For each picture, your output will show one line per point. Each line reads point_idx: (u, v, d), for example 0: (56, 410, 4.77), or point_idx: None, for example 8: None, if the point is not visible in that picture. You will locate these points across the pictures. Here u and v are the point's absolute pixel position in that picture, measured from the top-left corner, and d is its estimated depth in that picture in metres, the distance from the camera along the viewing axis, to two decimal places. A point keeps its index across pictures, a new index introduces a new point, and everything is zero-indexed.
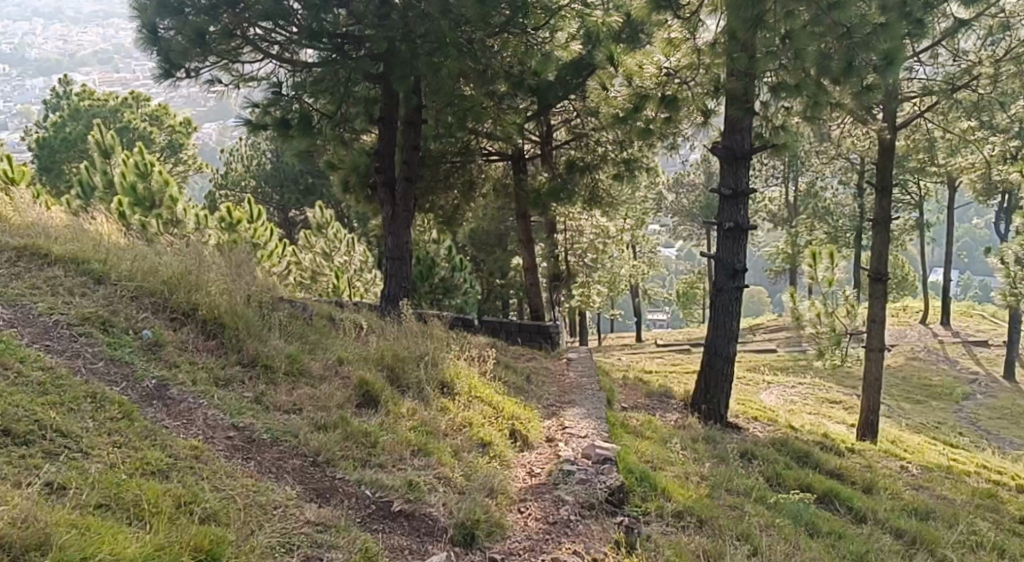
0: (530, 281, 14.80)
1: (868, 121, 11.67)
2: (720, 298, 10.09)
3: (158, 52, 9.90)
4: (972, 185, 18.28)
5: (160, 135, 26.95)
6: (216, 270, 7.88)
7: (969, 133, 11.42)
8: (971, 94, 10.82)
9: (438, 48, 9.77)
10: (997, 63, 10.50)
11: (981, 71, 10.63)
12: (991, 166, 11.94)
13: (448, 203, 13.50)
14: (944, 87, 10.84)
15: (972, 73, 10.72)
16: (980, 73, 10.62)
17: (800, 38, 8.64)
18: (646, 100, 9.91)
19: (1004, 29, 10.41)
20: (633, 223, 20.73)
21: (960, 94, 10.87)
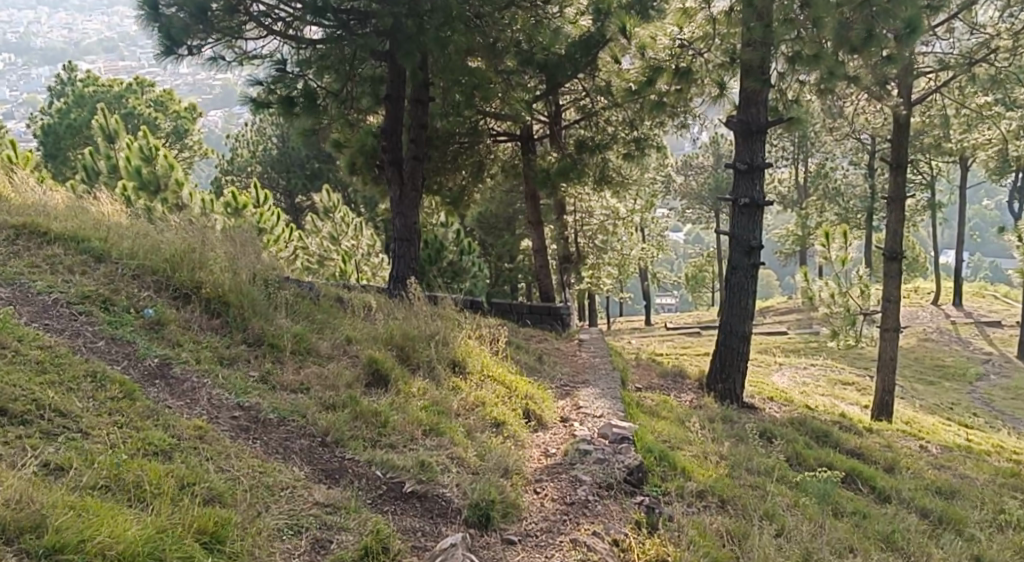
0: (540, 263, 14.61)
1: (884, 95, 11.42)
2: (735, 276, 9.88)
3: (158, 29, 9.70)
4: (987, 163, 18.01)
5: (165, 121, 26.78)
6: (220, 248, 7.70)
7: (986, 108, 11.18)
8: (988, 68, 10.49)
9: (445, 21, 9.59)
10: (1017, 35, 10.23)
11: (999, 44, 10.31)
12: (1009, 141, 11.69)
13: (457, 185, 13.29)
14: (961, 60, 10.50)
15: (989, 46, 10.39)
16: (998, 46, 10.31)
17: (818, 7, 8.48)
18: (660, 72, 9.69)
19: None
20: (643, 206, 20.49)
21: (977, 69, 10.54)
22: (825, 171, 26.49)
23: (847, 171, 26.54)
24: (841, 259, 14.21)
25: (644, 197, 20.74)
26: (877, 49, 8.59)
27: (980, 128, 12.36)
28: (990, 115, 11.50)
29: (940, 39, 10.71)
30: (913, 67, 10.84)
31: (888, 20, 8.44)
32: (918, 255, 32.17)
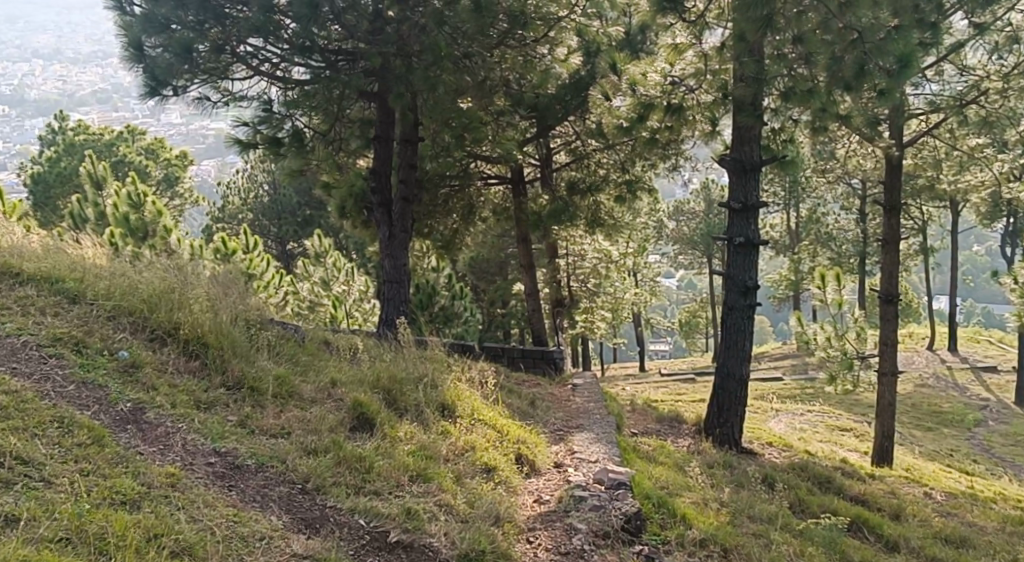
0: (532, 307, 14.38)
1: (877, 137, 11.32)
2: (731, 317, 9.67)
3: (143, 69, 9.63)
4: (979, 205, 17.94)
5: (156, 170, 26.68)
6: (202, 287, 7.46)
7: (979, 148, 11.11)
8: (980, 109, 10.34)
9: (434, 62, 9.42)
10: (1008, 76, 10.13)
11: (988, 85, 10.16)
12: (1002, 184, 11.59)
13: (447, 228, 13.10)
14: (953, 103, 10.33)
15: (979, 88, 10.25)
16: (988, 88, 10.14)
17: (812, 43, 8.26)
18: (651, 109, 9.38)
19: (1013, 43, 9.75)
20: (636, 251, 20.31)
21: (969, 111, 10.37)
22: (817, 216, 26.42)
23: (838, 217, 26.50)
24: (837, 301, 14.28)
25: (636, 242, 20.62)
26: (870, 84, 8.34)
27: (973, 170, 12.24)
28: (983, 157, 11.38)
29: (930, 81, 10.62)
30: (904, 110, 10.69)
31: (879, 59, 8.14)
32: (912, 299, 32.03)
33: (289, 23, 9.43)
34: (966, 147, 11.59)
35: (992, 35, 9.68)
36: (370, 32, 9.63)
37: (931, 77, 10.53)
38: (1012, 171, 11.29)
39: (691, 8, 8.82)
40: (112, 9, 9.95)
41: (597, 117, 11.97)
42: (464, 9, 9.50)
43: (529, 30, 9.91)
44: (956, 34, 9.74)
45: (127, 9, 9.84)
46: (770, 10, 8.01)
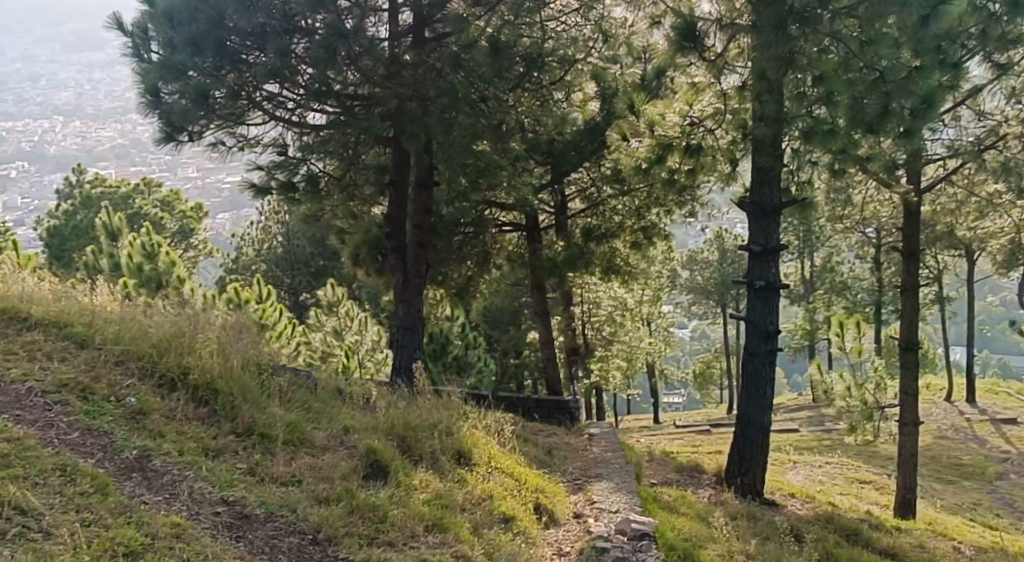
0: (547, 355, 14.21)
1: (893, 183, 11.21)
2: (753, 363, 9.48)
3: (159, 115, 9.72)
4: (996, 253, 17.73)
5: (171, 222, 26.74)
6: (213, 331, 7.31)
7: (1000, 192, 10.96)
8: (998, 156, 10.16)
9: (450, 104, 9.40)
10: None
11: (1007, 131, 10.04)
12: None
13: (462, 276, 12.97)
14: (971, 149, 10.19)
15: (997, 133, 10.14)
16: (1007, 132, 10.08)
17: (833, 82, 8.11)
18: (669, 150, 9.21)
19: None
20: (651, 300, 20.12)
21: (987, 157, 10.21)
22: (831, 265, 26.22)
23: (854, 265, 26.32)
24: (856, 349, 14.13)
25: (651, 291, 20.44)
26: (892, 125, 8.14)
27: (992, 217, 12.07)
28: (1001, 203, 11.26)
29: (946, 127, 10.49)
30: (922, 156, 10.53)
31: (903, 102, 8.04)
32: (930, 350, 31.64)
33: (307, 69, 9.43)
34: (983, 193, 11.53)
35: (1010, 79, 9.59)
36: (386, 77, 9.53)
37: (947, 123, 10.42)
38: None
39: (710, 47, 8.78)
40: (128, 55, 10.00)
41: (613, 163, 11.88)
42: (481, 53, 9.48)
43: (545, 70, 9.95)
44: (973, 80, 9.32)
45: (143, 56, 9.87)
46: (793, 47, 7.96)
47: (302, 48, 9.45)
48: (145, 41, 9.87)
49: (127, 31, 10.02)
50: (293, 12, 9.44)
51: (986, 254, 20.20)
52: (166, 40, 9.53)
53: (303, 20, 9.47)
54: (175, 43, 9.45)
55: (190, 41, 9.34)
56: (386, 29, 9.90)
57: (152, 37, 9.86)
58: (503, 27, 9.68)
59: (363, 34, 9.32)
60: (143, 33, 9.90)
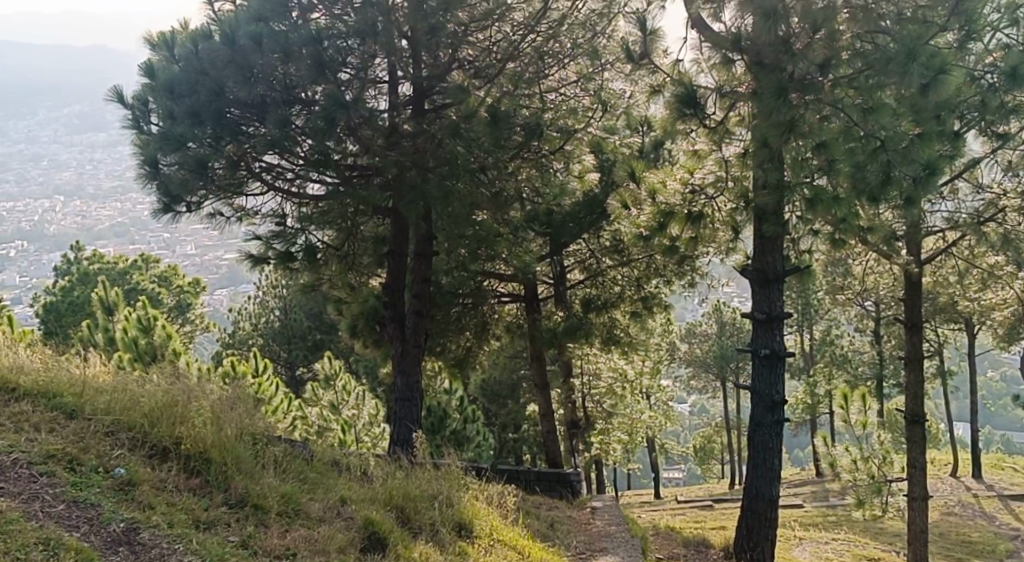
0: (547, 428, 13.98)
1: (893, 253, 11.15)
2: (759, 434, 9.29)
3: (157, 186, 9.65)
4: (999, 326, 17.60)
5: (168, 297, 26.58)
6: (205, 398, 7.11)
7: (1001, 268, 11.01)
8: (998, 228, 10.11)
9: (450, 171, 9.35)
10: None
11: (1006, 203, 9.99)
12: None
13: (460, 347, 12.79)
14: (970, 221, 10.14)
15: (996, 206, 10.08)
16: (1005, 206, 10.00)
17: (834, 148, 7.98)
18: (671, 218, 9.01)
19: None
20: (651, 372, 19.91)
21: (987, 229, 10.16)
22: (832, 338, 26.08)
23: (854, 338, 26.17)
24: (861, 422, 13.52)
25: (651, 363, 20.22)
26: (895, 192, 7.95)
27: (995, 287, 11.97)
28: (1003, 274, 11.18)
29: (945, 199, 10.46)
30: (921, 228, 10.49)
31: (905, 168, 7.89)
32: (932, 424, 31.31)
33: (304, 140, 9.37)
34: (985, 264, 11.47)
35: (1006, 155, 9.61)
36: (385, 147, 9.53)
37: (946, 195, 10.38)
38: None
39: (710, 114, 8.70)
40: (128, 126, 9.86)
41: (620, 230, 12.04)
42: (480, 123, 9.55)
43: (546, 140, 10.07)
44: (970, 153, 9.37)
45: (144, 128, 9.73)
46: (794, 114, 7.98)
47: (302, 120, 9.37)
48: (146, 112, 9.71)
49: (127, 103, 9.85)
50: (293, 83, 9.35)
51: (987, 327, 20.06)
52: (166, 111, 9.41)
53: (304, 91, 9.40)
54: (176, 115, 9.35)
55: (191, 112, 9.26)
56: (385, 99, 9.87)
57: (152, 108, 9.72)
58: (503, 97, 9.84)
59: (362, 105, 9.34)
60: (142, 105, 9.72)
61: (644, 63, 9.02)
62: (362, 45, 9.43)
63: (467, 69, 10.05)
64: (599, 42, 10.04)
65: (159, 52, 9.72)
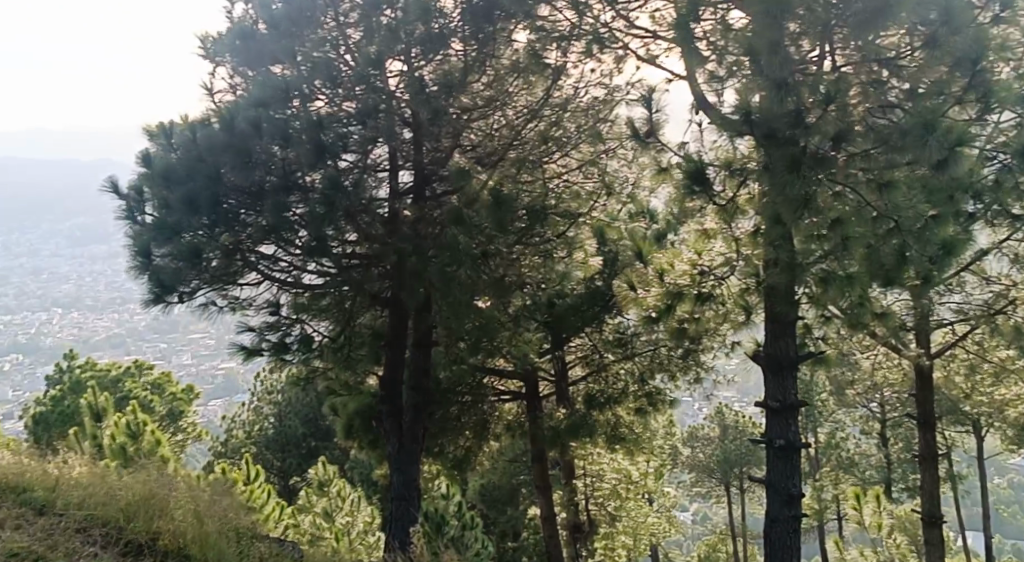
0: (548, 531, 13.39)
1: (903, 346, 10.88)
2: (774, 530, 8.87)
3: (148, 279, 9.06)
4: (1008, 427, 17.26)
5: (160, 404, 25.86)
6: (186, 490, 7.09)
7: (1010, 361, 10.84)
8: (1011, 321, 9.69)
9: (452, 256, 9.13)
10: None
11: (1017, 295, 9.74)
12: None
13: (458, 448, 12.19)
14: (982, 313, 9.86)
15: (1007, 297, 9.76)
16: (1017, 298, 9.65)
17: (850, 225, 7.76)
18: (680, 298, 8.70)
19: None
20: (656, 475, 19.31)
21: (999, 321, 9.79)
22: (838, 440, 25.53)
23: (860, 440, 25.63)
24: (877, 524, 12.49)
25: (656, 466, 19.62)
26: (909, 274, 7.81)
27: (1009, 382, 11.79)
28: (1015, 369, 10.93)
29: (954, 291, 10.26)
30: (931, 320, 10.25)
31: (922, 250, 7.72)
32: None
33: (302, 232, 9.17)
34: (997, 358, 11.23)
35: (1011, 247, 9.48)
36: (385, 234, 9.51)
37: (954, 288, 10.10)
38: None
39: (720, 192, 8.30)
40: (122, 218, 9.29)
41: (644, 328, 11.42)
42: (482, 207, 9.33)
43: (548, 226, 9.95)
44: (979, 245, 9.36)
45: (136, 218, 9.25)
46: (814, 188, 7.61)
47: (300, 209, 9.10)
48: (140, 202, 9.28)
49: (122, 194, 9.43)
50: (293, 168, 9.10)
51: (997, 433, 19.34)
52: (162, 200, 9.07)
53: (303, 176, 9.13)
54: (170, 203, 9.02)
55: (186, 200, 8.92)
56: (386, 186, 9.76)
57: (148, 199, 9.28)
58: (505, 180, 9.86)
59: (361, 191, 9.17)
60: (138, 195, 9.32)
61: (651, 141, 8.78)
62: (362, 131, 9.33)
63: (468, 151, 10.05)
64: (601, 128, 10.00)
65: (157, 141, 9.47)
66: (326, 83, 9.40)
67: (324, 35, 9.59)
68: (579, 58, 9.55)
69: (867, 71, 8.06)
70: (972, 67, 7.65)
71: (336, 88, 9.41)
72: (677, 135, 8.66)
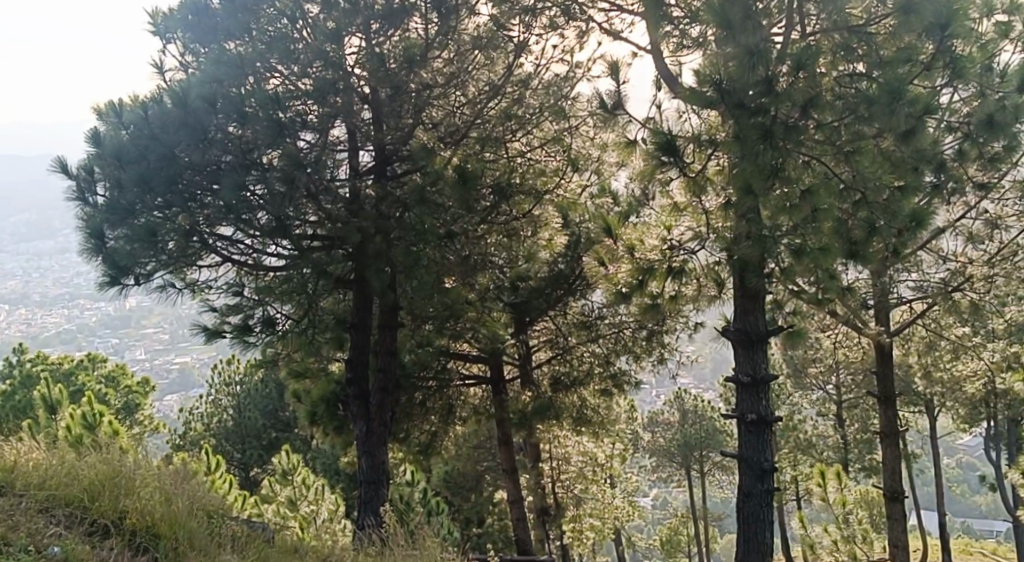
0: (516, 515, 13.31)
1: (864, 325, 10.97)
2: (748, 505, 8.91)
3: (103, 260, 9.00)
4: (961, 405, 17.50)
5: (116, 397, 25.41)
6: (149, 470, 7.10)
7: (966, 338, 11.01)
8: (966, 298, 9.71)
9: (417, 238, 9.17)
10: (992, 260, 9.49)
11: (973, 272, 9.59)
12: (995, 372, 11.16)
13: (424, 434, 11.99)
14: (940, 290, 9.73)
15: (963, 274, 9.65)
16: (973, 274, 9.58)
17: (820, 195, 7.68)
18: (651, 274, 8.73)
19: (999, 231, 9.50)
20: (620, 458, 19.32)
21: (957, 297, 9.74)
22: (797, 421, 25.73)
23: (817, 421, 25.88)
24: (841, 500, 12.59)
25: (619, 449, 19.65)
26: (878, 246, 7.86)
27: (965, 359, 11.94)
28: (972, 345, 11.05)
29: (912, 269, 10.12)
30: (890, 299, 10.29)
31: (890, 222, 7.79)
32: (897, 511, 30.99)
33: (260, 212, 8.98)
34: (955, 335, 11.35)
35: (967, 226, 9.59)
36: (348, 214, 9.29)
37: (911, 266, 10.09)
38: (1004, 357, 11.04)
39: (691, 162, 8.27)
40: (73, 199, 9.15)
41: (611, 309, 11.50)
42: (448, 184, 9.21)
43: (514, 204, 9.93)
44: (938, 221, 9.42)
45: (88, 199, 9.11)
46: (782, 159, 7.67)
47: (258, 188, 8.94)
48: (91, 183, 9.09)
49: (72, 173, 9.21)
50: (249, 146, 8.95)
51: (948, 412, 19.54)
52: (114, 180, 8.89)
53: (260, 156, 9.04)
54: (123, 182, 8.84)
55: (139, 179, 8.80)
56: (346, 166, 9.67)
57: (98, 178, 9.09)
58: (468, 156, 9.57)
59: (320, 167, 9.04)
60: (89, 175, 9.11)
61: (619, 114, 8.69)
62: (321, 109, 9.21)
63: (431, 130, 9.82)
64: (563, 105, 9.81)
65: (107, 120, 9.17)
66: (283, 60, 9.17)
67: (281, 8, 9.24)
68: (542, 35, 9.68)
69: (838, 37, 8.08)
70: (940, 33, 7.64)
71: (294, 65, 9.18)
72: (642, 108, 8.59)
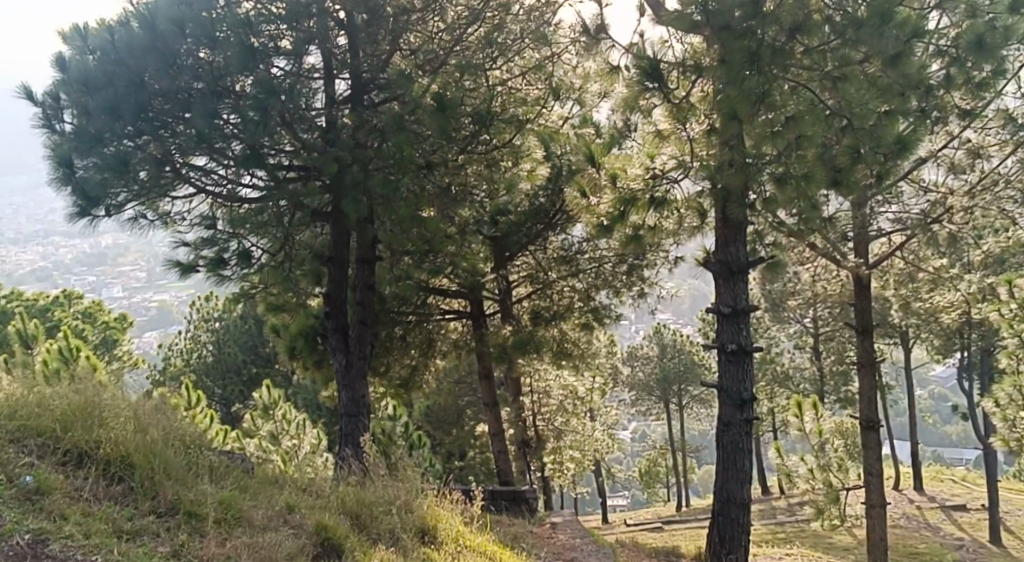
0: (497, 448, 13.36)
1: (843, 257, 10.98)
2: (727, 434, 8.93)
3: (73, 190, 8.81)
4: (936, 337, 17.57)
5: (93, 334, 25.25)
6: (123, 398, 6.97)
7: (942, 270, 11.02)
8: (945, 228, 9.67)
9: (396, 165, 8.97)
10: (970, 194, 9.37)
11: (953, 202, 9.50)
12: (972, 303, 11.21)
13: (404, 367, 11.96)
14: (918, 222, 9.65)
15: (943, 205, 9.60)
16: (952, 205, 9.51)
17: (804, 121, 7.59)
18: (632, 204, 8.55)
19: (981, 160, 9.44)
20: (599, 392, 19.42)
21: (936, 229, 9.68)
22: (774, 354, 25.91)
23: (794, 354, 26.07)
24: (817, 430, 12.69)
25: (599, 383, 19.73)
26: (862, 173, 7.79)
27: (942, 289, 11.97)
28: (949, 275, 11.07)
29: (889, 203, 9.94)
30: (869, 231, 10.25)
31: (874, 148, 7.72)
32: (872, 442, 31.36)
33: (234, 142, 8.83)
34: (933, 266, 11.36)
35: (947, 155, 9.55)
36: (323, 145, 9.06)
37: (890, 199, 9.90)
38: (981, 287, 11.07)
39: (675, 89, 8.21)
40: (40, 127, 9.00)
41: (592, 241, 11.59)
42: (426, 112, 9.05)
43: (494, 133, 9.58)
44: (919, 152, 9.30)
45: (56, 127, 8.94)
46: (768, 84, 7.61)
47: (231, 116, 8.77)
48: (58, 110, 8.91)
49: (38, 101, 9.04)
50: (221, 73, 8.78)
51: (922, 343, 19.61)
52: (82, 107, 8.73)
53: (234, 82, 8.82)
54: (91, 110, 8.68)
55: (108, 106, 8.61)
56: (322, 94, 9.45)
57: (65, 106, 8.91)
58: (448, 84, 9.35)
59: (294, 94, 8.83)
60: (55, 102, 8.94)
61: (601, 40, 8.57)
62: (293, 32, 8.99)
63: (409, 55, 9.61)
64: (545, 30, 9.49)
65: (72, 44, 8.91)
66: None
67: None
68: None
69: None
70: None
71: None
72: None
